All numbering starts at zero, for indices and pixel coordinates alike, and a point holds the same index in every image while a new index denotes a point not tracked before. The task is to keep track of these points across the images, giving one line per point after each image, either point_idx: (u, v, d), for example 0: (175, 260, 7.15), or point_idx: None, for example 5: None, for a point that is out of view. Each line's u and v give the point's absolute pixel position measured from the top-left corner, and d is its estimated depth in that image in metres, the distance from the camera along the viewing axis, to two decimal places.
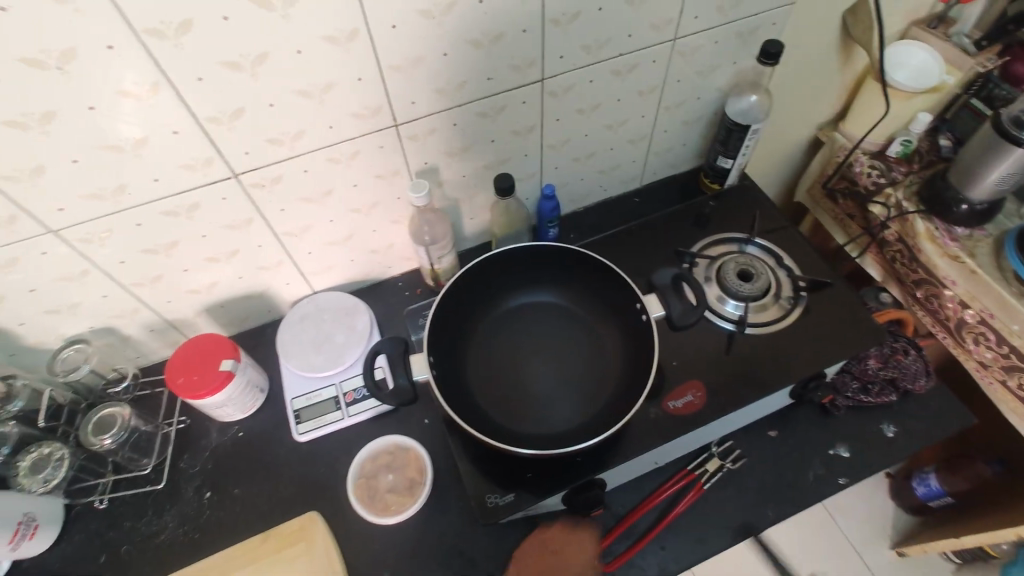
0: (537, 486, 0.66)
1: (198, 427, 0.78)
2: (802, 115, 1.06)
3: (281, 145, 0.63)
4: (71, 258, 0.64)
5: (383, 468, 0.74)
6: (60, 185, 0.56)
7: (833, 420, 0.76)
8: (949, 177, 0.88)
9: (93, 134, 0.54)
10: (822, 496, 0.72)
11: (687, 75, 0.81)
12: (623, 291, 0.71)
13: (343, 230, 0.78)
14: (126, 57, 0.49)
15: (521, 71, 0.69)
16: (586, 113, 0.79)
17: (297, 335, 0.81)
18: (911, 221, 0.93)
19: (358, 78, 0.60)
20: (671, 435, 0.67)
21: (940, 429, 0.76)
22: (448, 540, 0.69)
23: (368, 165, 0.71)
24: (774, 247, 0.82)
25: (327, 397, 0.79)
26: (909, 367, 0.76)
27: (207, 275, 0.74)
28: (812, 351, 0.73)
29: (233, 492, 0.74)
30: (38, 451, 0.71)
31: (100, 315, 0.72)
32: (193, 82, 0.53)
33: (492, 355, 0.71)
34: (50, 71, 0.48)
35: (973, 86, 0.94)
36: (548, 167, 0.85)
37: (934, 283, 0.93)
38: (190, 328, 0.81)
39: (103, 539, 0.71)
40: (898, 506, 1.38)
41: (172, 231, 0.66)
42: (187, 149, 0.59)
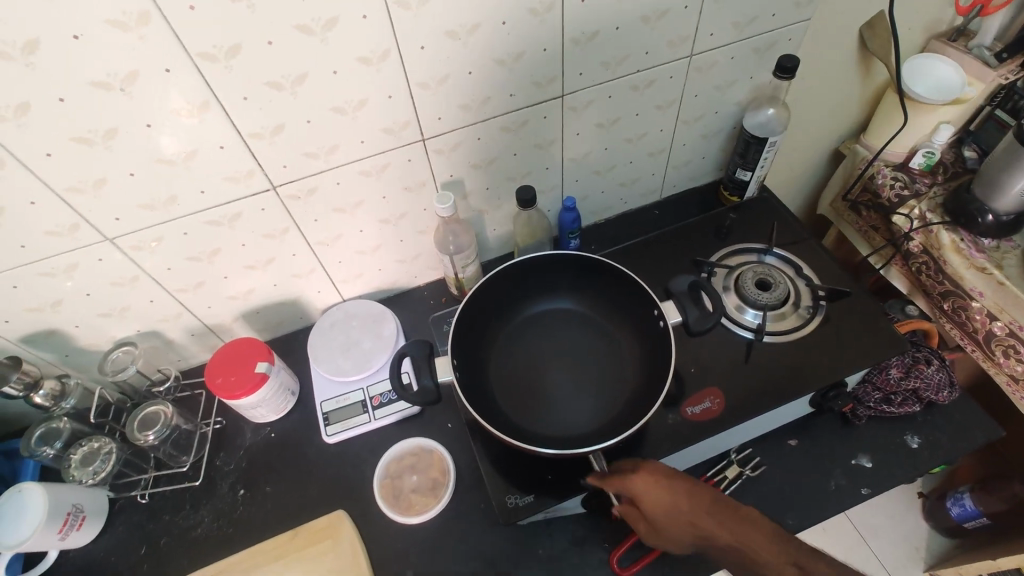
0: (557, 488, 0.67)
1: (233, 426, 0.82)
2: (823, 128, 1.07)
3: (317, 158, 0.67)
4: (124, 264, 0.69)
5: (408, 468, 0.76)
6: (119, 196, 0.61)
7: (855, 431, 0.76)
8: (974, 188, 0.88)
9: (149, 149, 0.59)
10: (843, 506, 0.71)
11: (705, 90, 0.83)
12: (639, 300, 0.72)
13: (372, 240, 0.82)
14: (180, 78, 0.54)
15: (543, 88, 0.72)
16: (606, 127, 0.82)
17: (327, 340, 0.85)
18: (936, 233, 0.93)
19: (389, 95, 0.64)
20: (690, 441, 0.68)
21: (965, 440, 0.74)
22: (468, 541, 0.71)
23: (397, 178, 0.75)
24: (794, 257, 0.83)
25: (355, 401, 0.82)
26: (932, 377, 0.75)
27: (245, 281, 0.79)
28: (832, 360, 0.73)
29: (265, 489, 0.77)
30: (88, 445, 0.75)
31: (148, 319, 0.77)
32: (239, 101, 0.58)
33: (513, 360, 0.73)
34: (115, 91, 0.53)
35: (998, 97, 0.95)
36: (569, 180, 0.88)
37: (961, 295, 0.92)
38: (228, 333, 0.86)
39: (144, 531, 0.74)
40: (932, 528, 1.33)
41: (216, 239, 0.71)
42: (231, 162, 0.63)
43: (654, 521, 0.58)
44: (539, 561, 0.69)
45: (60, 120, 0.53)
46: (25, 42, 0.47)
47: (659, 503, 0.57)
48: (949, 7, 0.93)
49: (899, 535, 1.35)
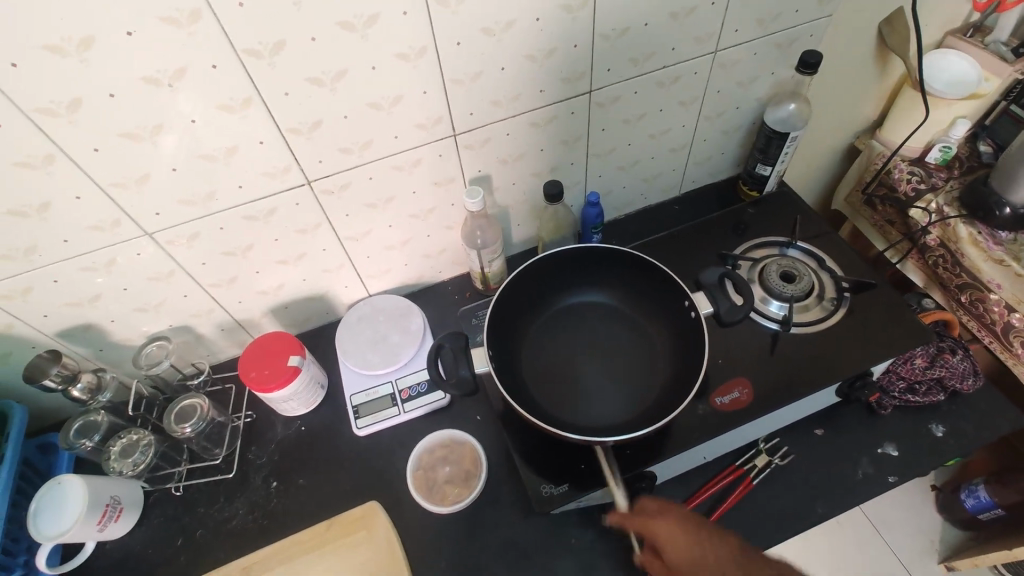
0: (590, 478, 0.68)
1: (264, 420, 0.83)
2: (839, 124, 1.08)
3: (352, 153, 0.68)
4: (161, 259, 0.70)
5: (440, 460, 0.77)
6: (160, 192, 0.62)
7: (880, 420, 0.76)
8: (990, 181, 0.90)
9: (192, 145, 0.60)
10: (871, 493, 0.72)
11: (728, 86, 0.84)
12: (670, 294, 0.73)
13: (401, 235, 0.83)
14: (226, 74, 0.55)
15: (572, 83, 0.73)
16: (631, 123, 0.83)
17: (355, 335, 0.86)
18: (954, 226, 0.95)
19: (424, 91, 0.66)
20: (720, 429, 0.69)
21: (989, 429, 0.75)
22: (501, 531, 0.72)
23: (428, 173, 0.76)
24: (817, 250, 0.84)
25: (385, 393, 0.83)
26: (958, 366, 0.75)
27: (277, 276, 0.80)
28: (859, 351, 0.74)
29: (298, 482, 0.78)
30: (127, 437, 0.75)
31: (182, 314, 0.78)
32: (281, 97, 0.59)
33: (546, 352, 0.74)
34: (163, 87, 0.54)
35: (1012, 92, 0.96)
36: (592, 176, 0.89)
37: (979, 287, 0.94)
38: (256, 328, 0.87)
39: (179, 524, 0.75)
40: (946, 521, 1.35)
41: (251, 234, 0.72)
42: (270, 158, 0.65)
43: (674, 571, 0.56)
44: (572, 550, 0.70)
45: (109, 116, 0.54)
46: (80, 39, 0.48)
47: (681, 553, 0.56)
48: (964, 3, 0.94)
49: (913, 527, 1.36)
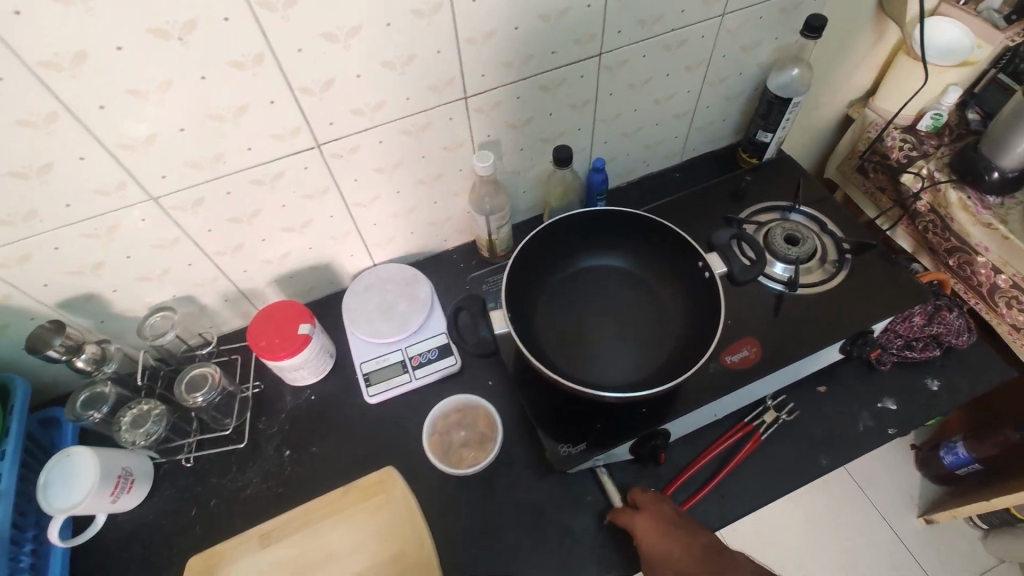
0: (607, 436, 0.70)
1: (273, 390, 0.83)
2: (834, 92, 1.09)
3: (363, 115, 0.67)
4: (165, 225, 0.68)
5: (455, 424, 0.78)
6: (166, 153, 0.60)
7: (878, 376, 0.79)
8: (980, 147, 0.92)
9: (202, 104, 0.58)
10: (871, 445, 0.75)
11: (732, 50, 0.85)
12: (682, 255, 0.74)
13: (407, 201, 0.82)
14: (238, 28, 0.53)
15: (583, 45, 0.72)
16: (637, 88, 0.83)
17: (362, 304, 0.85)
18: (944, 191, 0.97)
19: (437, 50, 0.64)
20: (731, 387, 0.71)
21: (982, 381, 0.78)
22: (517, 491, 0.74)
23: (437, 137, 0.75)
24: (818, 215, 0.85)
25: (394, 361, 0.83)
26: (953, 323, 0.78)
27: (283, 244, 0.78)
28: (859, 311, 0.77)
29: (312, 450, 0.79)
30: (138, 408, 0.73)
31: (185, 283, 0.76)
32: (293, 54, 0.58)
33: (561, 315, 0.74)
34: (172, 41, 0.52)
35: (1001, 60, 0.97)
36: (598, 142, 0.89)
37: (967, 250, 0.97)
38: (260, 299, 0.85)
39: (192, 494, 0.75)
40: (924, 477, 1.41)
41: (257, 200, 0.70)
42: (280, 119, 0.63)
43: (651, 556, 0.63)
44: (587, 506, 0.72)
45: (115, 70, 0.52)
46: None
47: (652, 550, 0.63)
48: None
49: (894, 484, 1.43)
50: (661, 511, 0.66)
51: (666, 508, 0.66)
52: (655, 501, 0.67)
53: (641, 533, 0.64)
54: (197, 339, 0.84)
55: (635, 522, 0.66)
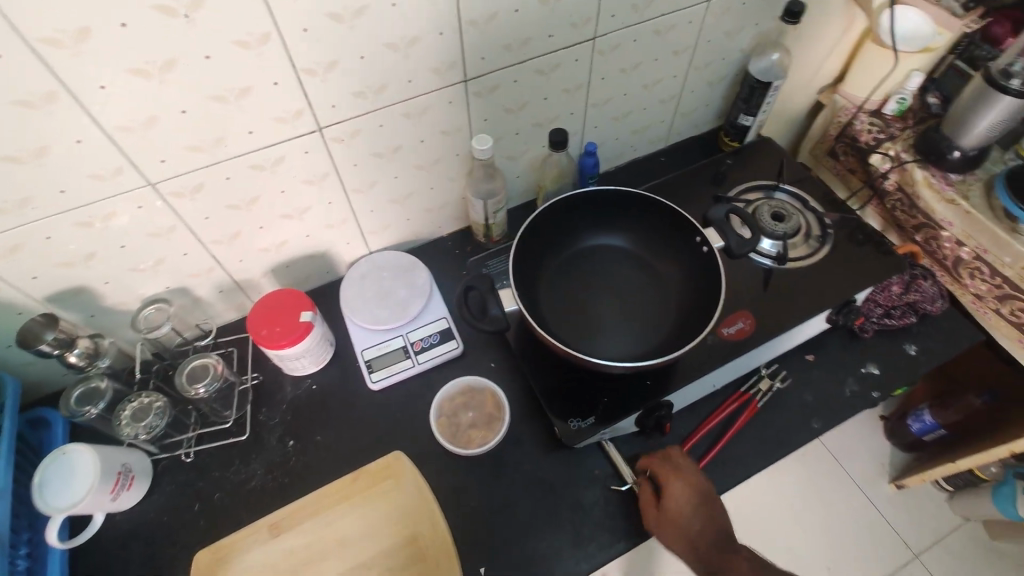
0: (614, 409, 0.72)
1: (271, 381, 0.82)
2: (806, 79, 1.14)
3: (365, 98, 0.67)
4: (163, 213, 0.66)
5: (461, 406, 0.79)
6: (167, 136, 0.59)
7: (861, 344, 0.84)
8: (943, 129, 0.98)
9: (205, 85, 0.57)
10: (857, 408, 0.79)
11: (716, 36, 0.88)
12: (679, 233, 0.77)
13: (405, 187, 0.82)
14: (245, 6, 0.52)
15: (578, 29, 0.74)
16: (628, 72, 0.85)
17: (361, 291, 0.85)
18: (911, 170, 1.02)
19: (440, 32, 0.65)
20: (729, 357, 0.74)
21: (954, 345, 0.84)
22: (526, 469, 0.75)
23: (436, 121, 0.75)
24: (801, 193, 0.90)
25: (396, 347, 0.82)
26: (927, 291, 0.84)
27: (280, 233, 0.77)
28: (843, 282, 0.81)
29: (316, 439, 0.78)
30: (138, 401, 0.72)
31: (179, 274, 0.74)
32: (299, 33, 0.57)
33: (565, 294, 0.76)
34: (178, 19, 0.51)
35: (959, 47, 1.04)
36: (589, 126, 0.91)
37: (933, 226, 1.02)
38: (255, 290, 0.84)
39: (194, 489, 0.74)
40: (893, 445, 1.49)
41: (257, 185, 0.69)
42: (282, 101, 0.62)
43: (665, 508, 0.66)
44: (595, 479, 0.74)
45: (119, 48, 0.50)
46: None
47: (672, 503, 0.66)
48: None
49: (866, 454, 1.50)
50: (697, 484, 0.68)
51: (703, 481, 0.68)
52: (694, 471, 0.69)
53: (670, 491, 0.66)
54: (196, 330, 0.83)
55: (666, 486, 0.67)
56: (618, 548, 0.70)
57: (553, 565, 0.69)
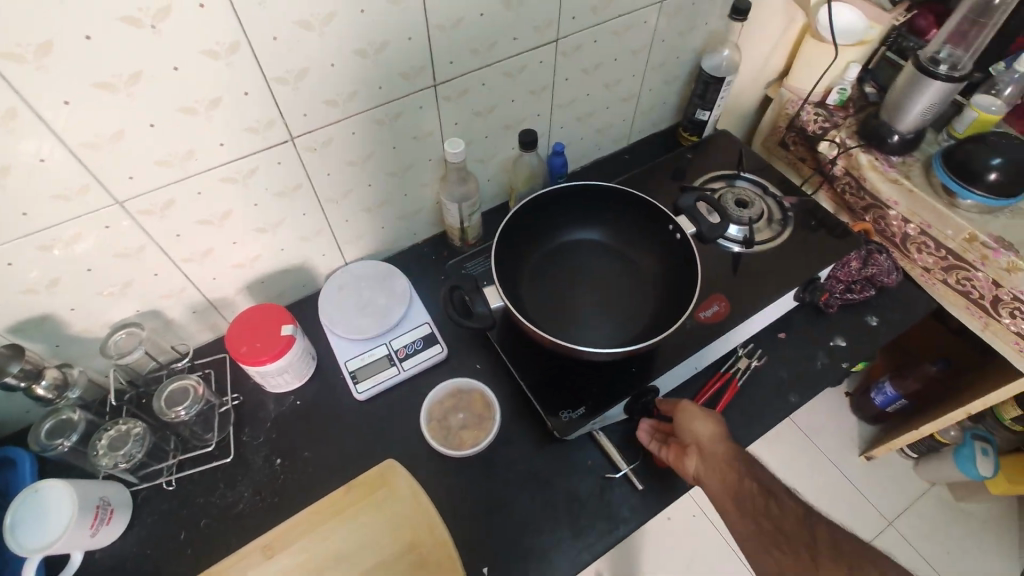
0: (604, 398, 0.73)
1: (253, 401, 0.80)
2: (754, 74, 1.20)
3: (336, 105, 0.67)
4: (131, 232, 0.64)
5: (451, 409, 0.79)
6: (135, 151, 0.57)
7: (827, 318, 0.88)
8: (881, 115, 1.05)
9: (174, 96, 0.56)
10: (829, 379, 0.83)
11: (671, 36, 0.92)
12: (653, 223, 0.80)
13: (379, 195, 0.82)
14: (214, 16, 0.52)
15: (542, 32, 0.76)
16: (590, 73, 0.88)
17: (340, 303, 0.84)
18: (855, 155, 1.08)
19: (409, 38, 0.66)
20: (708, 339, 0.77)
21: (910, 313, 0.89)
22: (520, 465, 0.75)
23: (408, 127, 0.76)
24: (761, 180, 0.94)
25: (380, 356, 0.82)
26: (883, 264, 0.88)
27: (254, 247, 0.76)
28: (806, 261, 0.85)
29: (303, 455, 0.76)
30: (116, 428, 0.70)
31: (149, 296, 0.72)
32: (269, 42, 0.57)
33: (547, 289, 0.78)
34: (145, 29, 0.50)
35: (889, 39, 1.11)
36: (556, 127, 0.93)
37: (881, 205, 1.07)
38: (229, 308, 0.82)
39: (178, 517, 0.71)
40: (859, 419, 1.56)
41: (229, 199, 0.68)
42: (253, 111, 0.61)
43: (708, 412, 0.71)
44: (590, 469, 0.75)
45: (84, 61, 0.49)
46: None
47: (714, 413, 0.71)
48: None
49: (835, 429, 1.56)
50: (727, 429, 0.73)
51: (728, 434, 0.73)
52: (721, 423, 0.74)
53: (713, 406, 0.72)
54: (174, 354, 0.80)
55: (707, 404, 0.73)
56: (618, 535, 0.71)
57: (555, 558, 0.70)
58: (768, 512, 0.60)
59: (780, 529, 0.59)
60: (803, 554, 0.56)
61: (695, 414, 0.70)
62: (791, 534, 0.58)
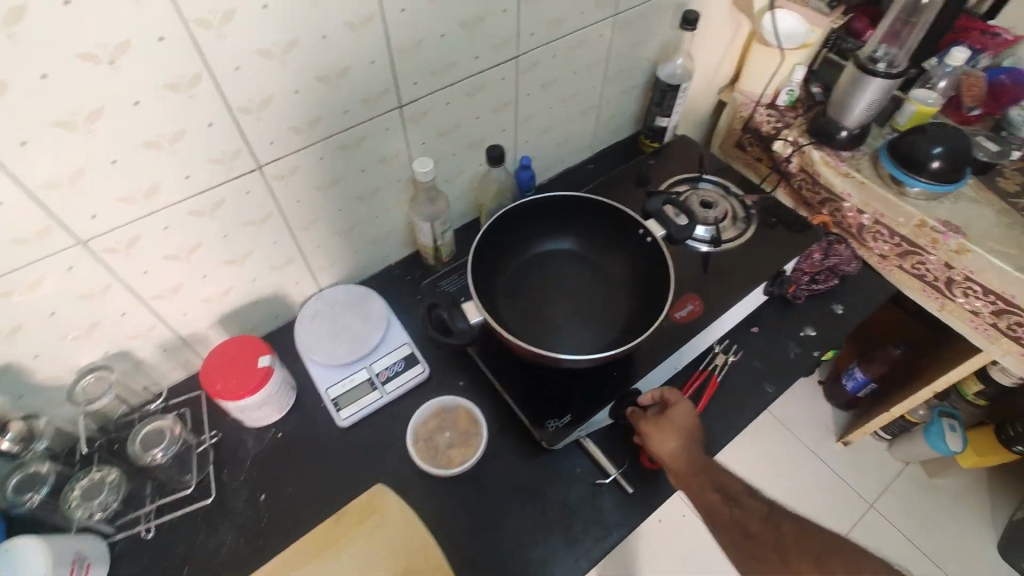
0: (587, 404, 0.74)
1: (232, 438, 0.77)
2: (706, 81, 1.25)
3: (302, 132, 0.67)
4: (96, 273, 0.62)
5: (437, 428, 0.78)
6: (97, 189, 0.56)
7: (795, 310, 0.91)
8: (828, 112, 1.10)
9: (135, 132, 0.55)
10: (802, 369, 0.86)
11: (625, 47, 0.95)
12: (622, 229, 0.82)
13: (350, 219, 0.82)
14: (174, 49, 0.52)
15: (501, 49, 0.78)
16: (551, 87, 0.90)
17: (316, 331, 0.82)
18: (808, 152, 1.13)
19: (371, 61, 0.66)
20: (685, 338, 0.79)
21: (872, 299, 0.93)
22: (511, 479, 0.75)
23: (375, 149, 0.76)
24: (723, 181, 0.98)
25: (361, 380, 0.81)
26: (844, 253, 0.92)
27: (225, 280, 0.74)
28: (771, 256, 0.88)
29: (288, 489, 0.74)
30: (89, 477, 0.69)
31: (117, 338, 0.70)
32: (231, 72, 0.57)
33: (524, 301, 0.78)
34: (102, 66, 0.49)
35: (829, 42, 1.18)
36: (521, 141, 0.95)
37: (835, 199, 1.12)
38: (201, 344, 0.80)
39: (159, 566, 0.68)
40: (833, 406, 1.61)
41: (197, 232, 0.67)
42: (217, 142, 0.61)
43: (668, 418, 0.70)
44: (580, 478, 0.75)
45: (39, 101, 0.48)
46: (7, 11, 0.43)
47: (675, 417, 0.70)
48: None
49: (811, 418, 1.60)
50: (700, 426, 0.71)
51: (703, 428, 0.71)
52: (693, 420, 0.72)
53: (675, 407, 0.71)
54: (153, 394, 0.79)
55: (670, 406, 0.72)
56: (612, 541, 0.71)
57: (552, 571, 0.69)
58: (733, 517, 0.60)
59: (746, 530, 0.58)
60: (772, 550, 0.56)
61: (654, 430, 0.70)
62: (754, 539, 0.57)
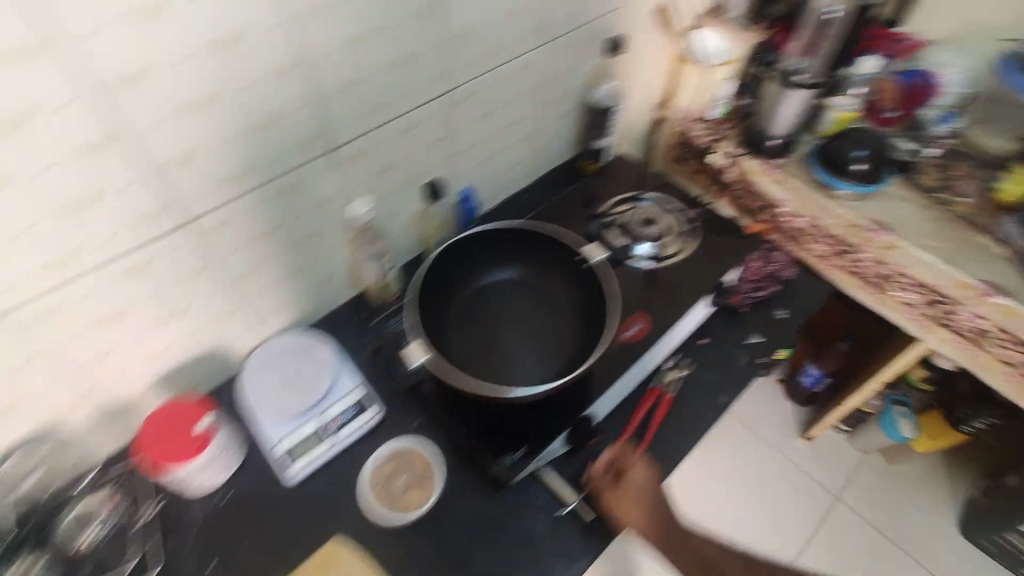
0: (542, 434, 0.74)
1: (178, 504, 0.75)
2: (642, 99, 1.28)
3: (231, 183, 0.65)
4: (15, 347, 0.59)
5: (392, 473, 0.77)
6: (9, 260, 0.53)
7: (740, 318, 0.94)
8: (756, 121, 1.14)
9: (47, 199, 0.53)
10: (751, 376, 0.88)
11: (557, 74, 0.97)
12: (562, 254, 0.83)
13: (291, 264, 0.80)
14: (86, 111, 0.50)
15: (433, 85, 0.79)
16: (487, 117, 0.91)
17: (263, 385, 0.78)
18: (743, 163, 1.17)
19: (300, 108, 0.66)
20: (634, 357, 0.80)
21: (812, 302, 0.96)
22: (472, 517, 0.74)
23: (311, 194, 0.75)
24: (666, 196, 1.00)
25: (311, 431, 0.77)
26: (781, 260, 0.97)
27: (160, 338, 0.72)
28: (713, 268, 0.90)
29: (240, 552, 0.72)
30: (16, 566, 0.68)
31: (43, 411, 0.66)
32: (150, 130, 0.55)
33: (473, 333, 0.78)
34: (7, 135, 0.47)
35: None
36: (461, 172, 0.95)
37: (772, 205, 1.17)
38: (139, 407, 0.76)
39: None
40: (793, 402, 1.65)
41: (125, 294, 0.64)
42: (140, 201, 0.59)
43: (626, 485, 0.75)
44: (542, 508, 0.75)
45: None
46: None
47: (633, 481, 0.75)
48: None
49: (774, 416, 1.64)
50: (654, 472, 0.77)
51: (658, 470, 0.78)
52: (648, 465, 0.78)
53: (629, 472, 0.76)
54: (83, 468, 0.75)
55: (624, 470, 0.76)
56: (578, 569, 0.71)
57: None
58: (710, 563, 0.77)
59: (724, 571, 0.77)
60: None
61: (619, 502, 0.73)
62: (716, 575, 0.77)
